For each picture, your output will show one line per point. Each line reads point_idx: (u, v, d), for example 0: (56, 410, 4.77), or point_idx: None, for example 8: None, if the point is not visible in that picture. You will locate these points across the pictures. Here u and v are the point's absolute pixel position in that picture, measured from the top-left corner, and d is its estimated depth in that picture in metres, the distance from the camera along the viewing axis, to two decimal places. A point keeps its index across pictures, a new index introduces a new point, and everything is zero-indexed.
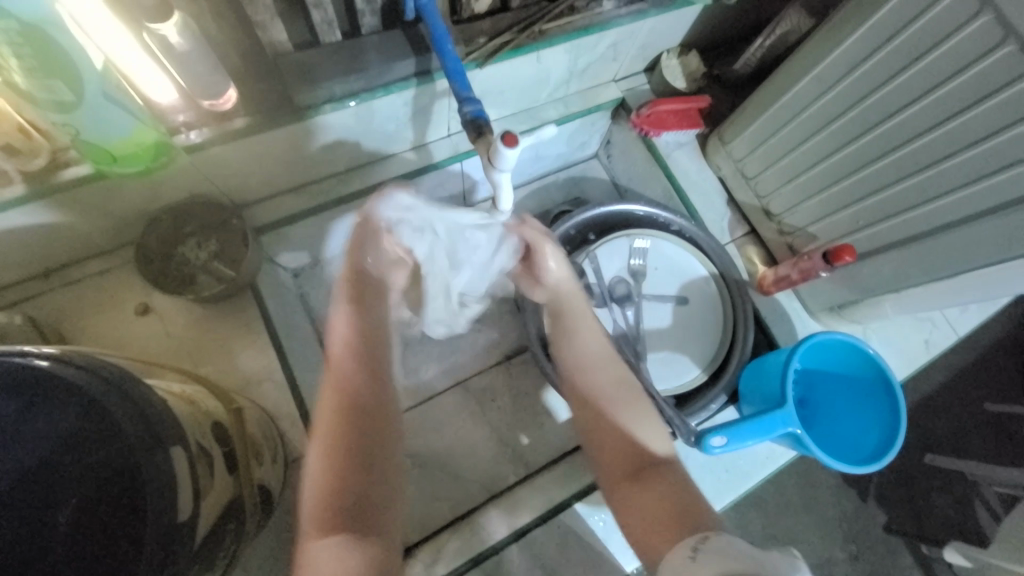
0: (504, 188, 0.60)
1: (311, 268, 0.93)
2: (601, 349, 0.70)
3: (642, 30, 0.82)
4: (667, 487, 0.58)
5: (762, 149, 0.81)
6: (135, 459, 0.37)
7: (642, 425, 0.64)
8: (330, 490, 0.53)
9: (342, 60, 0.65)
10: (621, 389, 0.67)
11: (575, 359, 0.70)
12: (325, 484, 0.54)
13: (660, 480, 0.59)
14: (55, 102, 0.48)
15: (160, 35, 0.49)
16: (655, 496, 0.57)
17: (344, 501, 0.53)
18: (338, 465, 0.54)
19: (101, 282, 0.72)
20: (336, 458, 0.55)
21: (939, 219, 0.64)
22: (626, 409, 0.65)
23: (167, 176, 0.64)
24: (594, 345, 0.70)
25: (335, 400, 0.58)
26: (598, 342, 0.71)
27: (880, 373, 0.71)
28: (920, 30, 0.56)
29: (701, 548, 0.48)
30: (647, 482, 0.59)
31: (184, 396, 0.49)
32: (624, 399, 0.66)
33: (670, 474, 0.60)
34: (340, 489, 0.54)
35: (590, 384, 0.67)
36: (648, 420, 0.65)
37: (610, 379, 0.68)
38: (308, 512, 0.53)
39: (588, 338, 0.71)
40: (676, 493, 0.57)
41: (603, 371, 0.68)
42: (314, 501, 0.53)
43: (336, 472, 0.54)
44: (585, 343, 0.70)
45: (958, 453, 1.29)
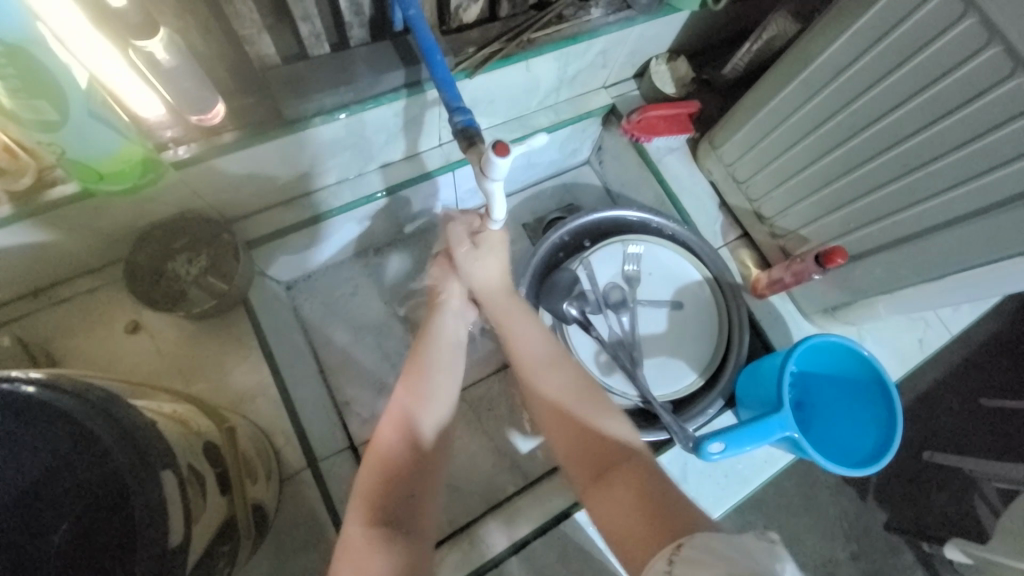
0: (496, 198, 0.59)
1: (304, 280, 0.92)
2: (542, 351, 0.69)
3: (630, 37, 0.82)
4: (636, 484, 0.56)
5: (752, 153, 0.82)
6: (124, 485, 0.37)
7: (600, 424, 0.62)
8: (375, 498, 0.56)
9: (331, 72, 0.64)
10: (578, 391, 0.66)
11: (523, 365, 0.69)
12: (371, 494, 0.57)
13: (626, 476, 0.57)
14: (39, 122, 0.47)
15: (147, 52, 0.49)
16: (619, 498, 0.55)
17: (385, 515, 0.55)
18: (387, 478, 0.58)
19: (90, 301, 0.71)
20: (386, 471, 0.58)
21: (929, 220, 0.64)
22: (582, 410, 0.64)
23: (156, 192, 0.63)
24: (535, 347, 0.70)
25: (396, 416, 0.62)
26: (539, 343, 0.70)
27: (875, 374, 0.71)
28: (906, 33, 0.57)
29: (677, 556, 0.45)
30: (611, 484, 0.57)
31: (174, 416, 0.48)
32: (578, 402, 0.64)
33: (634, 470, 0.57)
34: (383, 501, 0.56)
35: (541, 389, 0.66)
36: (606, 418, 0.63)
37: (562, 381, 0.66)
38: (354, 513, 0.56)
39: (527, 341, 0.70)
40: (643, 489, 0.55)
41: (553, 374, 0.67)
42: (358, 505, 0.56)
43: (383, 486, 0.57)
44: (525, 346, 0.70)
45: (956, 449, 1.29)
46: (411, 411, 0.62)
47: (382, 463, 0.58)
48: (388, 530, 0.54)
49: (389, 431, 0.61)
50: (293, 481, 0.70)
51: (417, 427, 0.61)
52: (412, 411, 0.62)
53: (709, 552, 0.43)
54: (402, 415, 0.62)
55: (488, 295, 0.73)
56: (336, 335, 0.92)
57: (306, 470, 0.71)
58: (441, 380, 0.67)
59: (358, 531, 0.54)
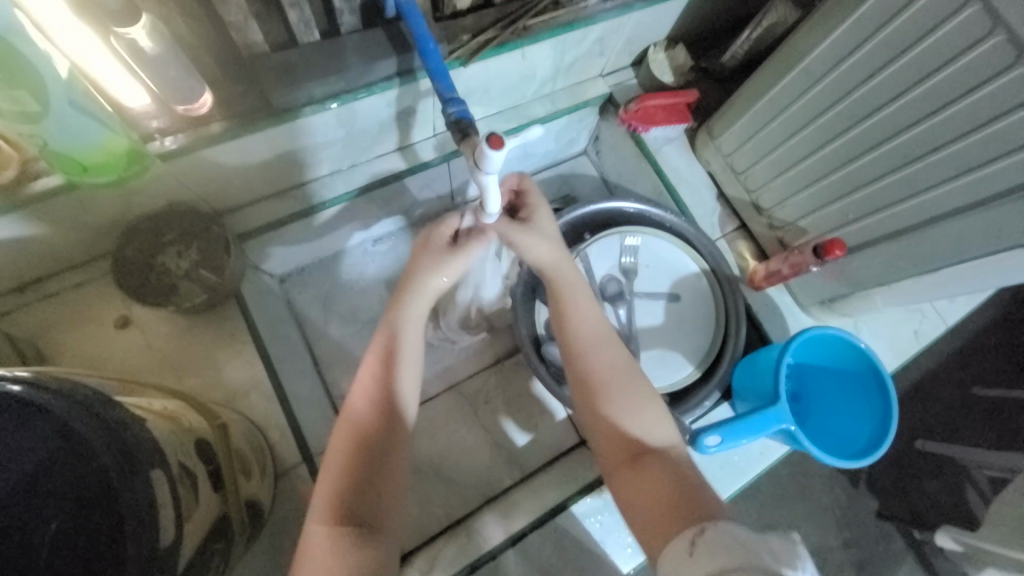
0: (492, 191, 0.58)
1: (298, 273, 0.91)
2: (595, 330, 0.66)
3: (628, 24, 0.81)
4: (666, 475, 0.56)
5: (751, 143, 0.81)
6: (112, 485, 0.36)
7: (637, 410, 0.61)
8: (338, 502, 0.54)
9: (321, 61, 0.62)
10: (626, 369, 0.64)
11: (574, 341, 0.66)
12: (334, 497, 0.55)
13: (661, 465, 0.57)
14: (18, 113, 0.46)
15: (128, 40, 0.47)
16: (652, 484, 0.56)
17: (349, 516, 0.54)
18: (350, 480, 0.55)
19: (78, 295, 0.70)
20: (347, 474, 0.56)
21: (927, 212, 0.64)
22: (624, 395, 0.62)
23: (143, 184, 0.62)
24: (589, 325, 0.67)
25: (367, 388, 0.61)
26: (595, 320, 0.67)
27: (870, 365, 0.71)
28: (907, 21, 0.56)
29: (700, 539, 0.46)
30: (645, 469, 0.57)
31: (165, 414, 0.47)
32: (624, 384, 0.63)
33: (668, 461, 0.58)
34: (346, 503, 0.54)
35: (588, 363, 0.64)
36: (647, 405, 0.62)
37: (612, 362, 0.64)
38: (316, 518, 0.54)
39: (582, 317, 0.67)
40: (675, 481, 0.55)
41: (606, 353, 0.65)
42: (319, 511, 0.54)
43: (346, 487, 0.55)
44: (579, 323, 0.67)
45: (949, 438, 1.30)
46: (370, 413, 0.59)
47: (344, 466, 0.56)
48: (354, 531, 0.53)
49: (361, 400, 0.60)
50: (288, 476, 0.70)
51: (377, 428, 0.59)
52: (372, 413, 0.59)
53: (731, 537, 0.44)
54: (359, 418, 0.59)
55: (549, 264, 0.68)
56: (331, 329, 0.91)
57: (301, 465, 0.71)
58: (407, 379, 0.63)
59: (320, 535, 0.52)
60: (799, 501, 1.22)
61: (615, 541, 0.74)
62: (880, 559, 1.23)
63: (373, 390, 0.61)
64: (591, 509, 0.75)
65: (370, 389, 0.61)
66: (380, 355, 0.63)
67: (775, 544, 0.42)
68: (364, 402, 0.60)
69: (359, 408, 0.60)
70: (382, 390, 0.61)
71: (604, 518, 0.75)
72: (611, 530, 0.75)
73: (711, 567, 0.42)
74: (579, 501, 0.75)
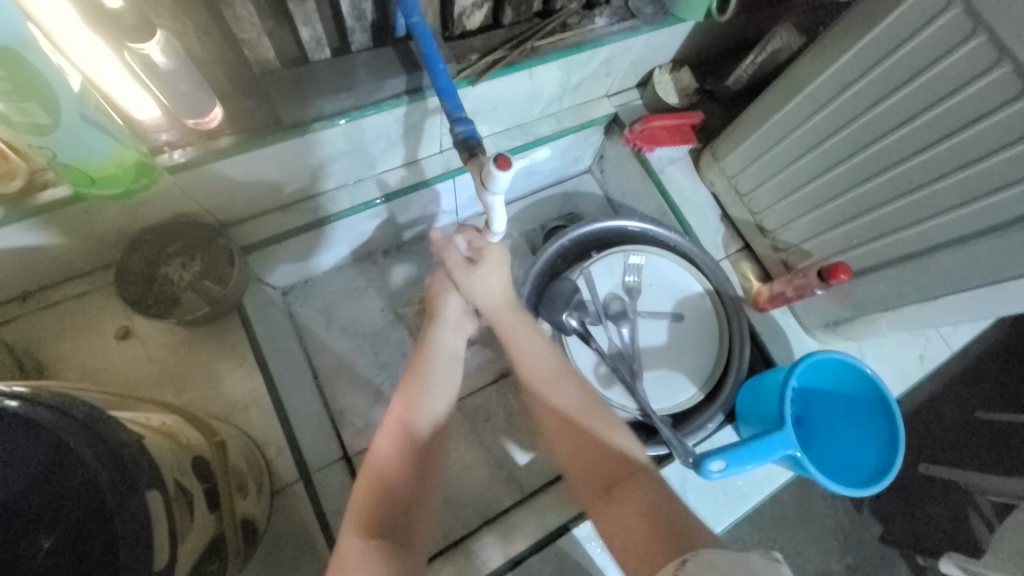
0: (498, 211, 0.58)
1: (302, 286, 0.91)
2: (544, 366, 0.67)
3: (634, 47, 0.82)
4: (641, 504, 0.56)
5: (755, 166, 0.81)
6: (108, 506, 0.35)
7: (603, 440, 0.62)
8: (369, 514, 0.55)
9: (332, 77, 0.63)
10: (587, 404, 0.65)
11: (527, 380, 0.67)
12: (364, 509, 0.56)
13: (635, 494, 0.57)
14: (28, 124, 0.46)
15: (143, 55, 0.48)
16: (625, 515, 0.55)
17: (381, 529, 0.55)
18: (385, 488, 0.57)
19: (80, 305, 0.69)
20: (379, 487, 0.57)
21: (931, 239, 0.64)
22: (586, 428, 0.63)
23: (149, 196, 0.62)
24: (541, 362, 0.67)
25: (409, 394, 0.63)
26: (543, 356, 0.68)
27: (876, 391, 0.70)
28: (912, 51, 0.56)
29: (681, 569, 0.45)
30: (618, 499, 0.57)
31: (162, 429, 0.47)
32: (593, 418, 0.64)
33: (640, 487, 0.57)
34: (379, 515, 0.56)
35: (552, 399, 0.65)
36: (614, 435, 0.63)
37: (574, 398, 0.65)
38: (347, 528, 0.55)
39: (533, 354, 0.68)
40: (654, 506, 0.55)
41: (565, 389, 0.66)
42: (352, 521, 0.55)
43: (377, 502, 0.56)
44: (529, 360, 0.67)
45: (951, 462, 1.29)
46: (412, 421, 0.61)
47: (377, 476, 0.58)
48: (384, 543, 0.54)
49: (401, 408, 0.62)
50: (285, 493, 0.69)
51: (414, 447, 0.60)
52: (409, 430, 0.61)
53: (714, 567, 0.44)
54: (403, 425, 0.61)
55: (489, 305, 0.68)
56: (332, 342, 0.90)
57: (298, 483, 0.70)
58: (438, 393, 0.64)
59: (353, 545, 0.53)
60: (801, 524, 1.20)
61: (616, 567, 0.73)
62: None
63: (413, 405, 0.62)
64: (592, 533, 0.73)
65: (411, 398, 0.63)
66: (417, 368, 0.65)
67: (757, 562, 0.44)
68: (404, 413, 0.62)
69: (398, 423, 0.61)
70: (417, 409, 0.62)
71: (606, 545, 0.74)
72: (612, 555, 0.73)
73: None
74: (579, 524, 0.73)
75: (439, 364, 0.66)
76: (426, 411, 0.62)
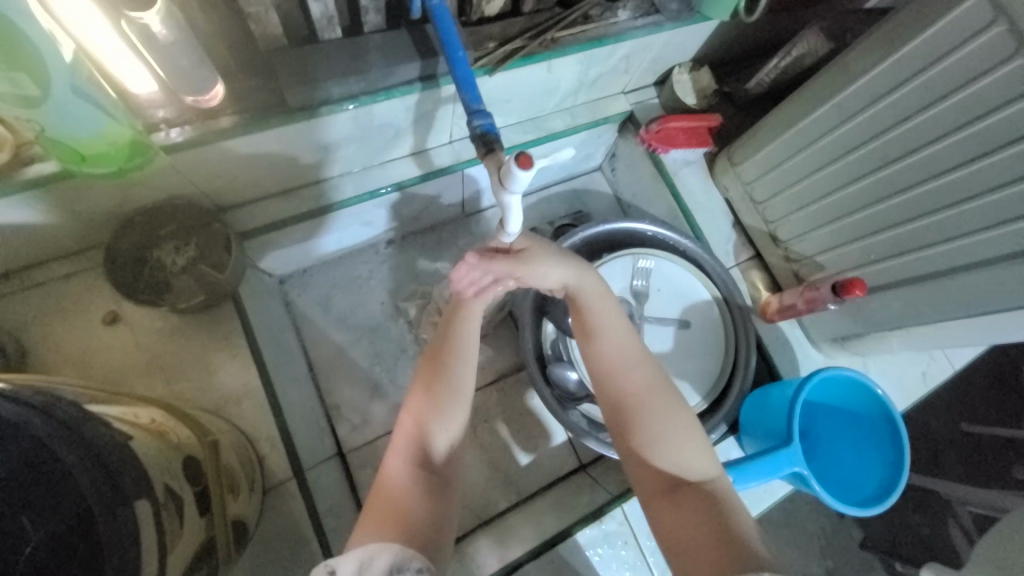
0: (514, 210, 0.55)
1: (299, 274, 0.88)
2: (624, 350, 0.64)
3: (657, 43, 0.79)
4: (705, 510, 0.54)
5: (773, 174, 0.79)
6: (92, 517, 0.33)
7: (673, 437, 0.58)
8: (414, 449, 0.58)
9: (342, 59, 0.59)
10: (659, 396, 0.61)
11: (602, 360, 0.64)
12: (409, 447, 0.58)
13: (697, 499, 0.55)
14: (17, 96, 0.42)
15: (141, 24, 0.44)
16: (686, 518, 0.54)
17: (428, 464, 0.57)
18: (417, 435, 0.58)
19: (65, 287, 0.66)
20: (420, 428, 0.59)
21: (954, 260, 0.62)
22: (663, 421, 0.59)
23: (142, 177, 0.58)
24: (618, 346, 0.64)
25: (429, 374, 0.61)
26: (624, 340, 0.64)
27: (884, 410, 0.70)
28: (950, 66, 0.54)
29: None
30: (682, 500, 0.55)
31: (151, 428, 0.44)
32: (657, 412, 0.59)
33: (702, 495, 0.55)
34: (423, 453, 0.58)
35: (619, 386, 0.62)
36: (686, 437, 0.58)
37: (641, 386, 0.61)
38: (392, 460, 0.57)
39: (610, 337, 0.64)
40: (713, 516, 0.53)
41: (635, 376, 0.62)
42: (397, 454, 0.57)
43: (420, 439, 0.58)
44: (605, 340, 0.64)
45: (934, 472, 1.30)
46: (434, 403, 0.60)
47: (415, 425, 0.59)
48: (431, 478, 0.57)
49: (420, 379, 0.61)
50: (277, 490, 0.66)
51: (432, 425, 0.59)
52: (431, 405, 0.59)
53: None
54: (428, 394, 0.60)
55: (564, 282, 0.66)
56: (328, 333, 0.88)
57: (292, 480, 0.67)
58: (461, 378, 0.62)
59: (398, 476, 0.56)
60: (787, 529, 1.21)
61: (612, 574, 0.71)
62: None
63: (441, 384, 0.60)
64: (595, 541, 0.71)
65: (437, 378, 0.61)
66: (439, 352, 0.63)
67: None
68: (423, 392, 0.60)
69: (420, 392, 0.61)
70: (437, 399, 0.60)
71: (604, 552, 0.72)
72: (609, 562, 0.71)
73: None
74: (583, 530, 0.71)
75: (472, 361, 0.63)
76: (444, 416, 0.60)
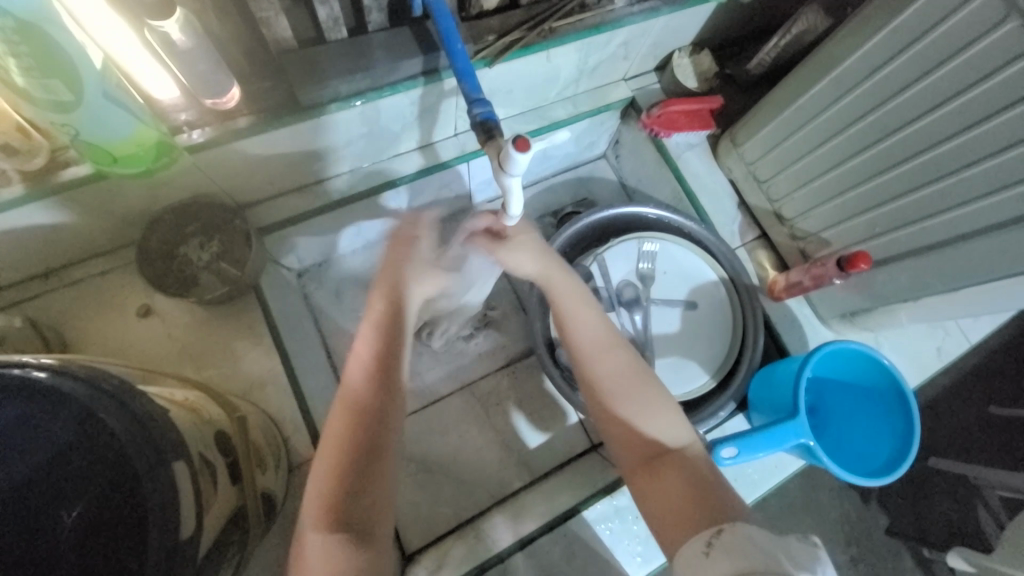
0: (515, 193, 0.58)
1: (316, 268, 0.92)
2: (594, 338, 0.65)
3: (654, 28, 0.80)
4: (685, 480, 0.55)
5: (776, 152, 0.80)
6: (136, 477, 0.36)
7: (645, 418, 0.60)
8: (326, 508, 0.52)
9: (349, 57, 0.62)
10: (630, 378, 0.63)
11: (579, 348, 0.65)
12: (322, 503, 0.52)
13: (677, 469, 0.57)
14: (53, 102, 0.46)
15: (162, 32, 0.47)
16: (669, 489, 0.55)
17: (341, 521, 0.51)
18: (362, 401, 0.56)
19: (101, 282, 0.71)
20: (334, 478, 0.53)
21: (957, 229, 0.62)
22: (633, 399, 0.61)
23: (168, 176, 0.62)
24: (591, 334, 0.65)
25: (375, 332, 0.60)
26: (595, 323, 0.66)
27: (893, 382, 0.70)
28: (944, 35, 0.54)
29: (716, 541, 0.47)
30: (662, 473, 0.57)
31: (186, 404, 0.48)
32: (630, 394, 0.62)
33: (678, 465, 0.57)
34: (337, 508, 0.52)
35: (592, 370, 0.63)
36: (658, 411, 0.61)
37: (616, 369, 0.63)
38: (305, 522, 0.52)
39: (582, 323, 0.66)
40: (690, 485, 0.55)
41: (607, 359, 0.64)
42: (309, 516, 0.52)
43: (331, 491, 0.52)
44: (578, 329, 0.66)
45: (962, 455, 1.26)
46: (372, 367, 0.58)
47: (353, 396, 0.57)
48: (347, 535, 0.51)
49: (367, 341, 0.60)
50: (300, 470, 0.70)
51: (373, 387, 0.57)
52: (379, 366, 0.58)
53: (748, 542, 0.45)
54: (368, 353, 0.59)
55: (538, 273, 0.69)
56: (346, 324, 0.92)
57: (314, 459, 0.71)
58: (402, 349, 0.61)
59: (337, 435, 0.55)
60: (808, 513, 1.20)
61: (625, 550, 0.72)
62: None
63: (356, 419, 0.55)
64: (602, 516, 0.73)
65: (371, 340, 0.60)
66: (382, 315, 0.62)
67: (797, 555, 0.44)
68: (342, 424, 0.55)
69: (349, 412, 0.56)
70: (381, 367, 0.58)
71: (614, 527, 0.73)
72: (622, 537, 0.73)
73: (730, 568, 0.43)
74: (590, 507, 0.74)
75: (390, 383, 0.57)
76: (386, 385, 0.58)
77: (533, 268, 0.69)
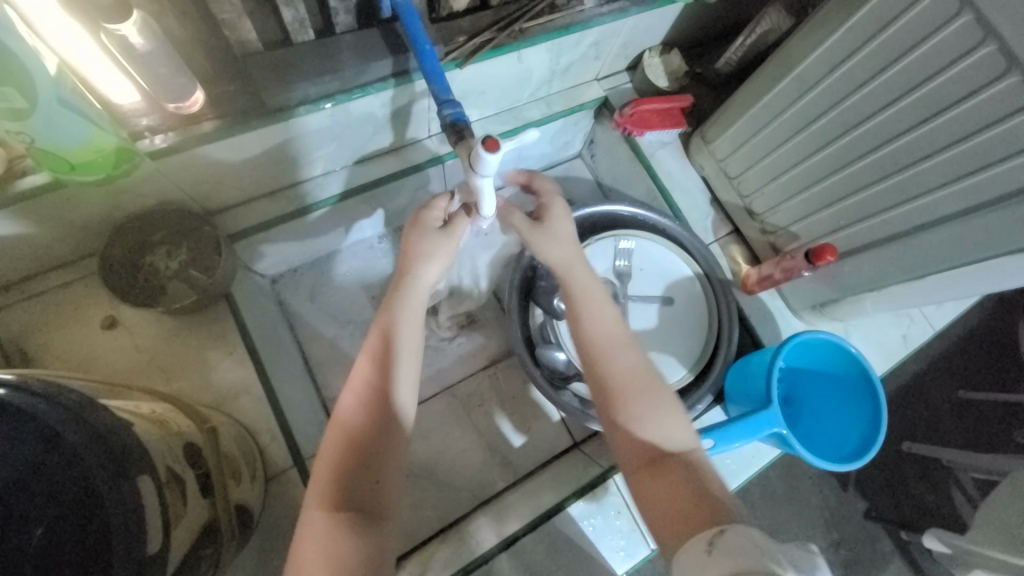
0: (487, 193, 0.58)
1: (290, 274, 0.91)
2: (610, 333, 0.66)
3: (623, 28, 0.80)
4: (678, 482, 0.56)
5: (745, 148, 0.82)
6: (99, 492, 0.35)
7: (651, 422, 0.61)
8: (333, 486, 0.53)
9: (317, 59, 0.62)
10: (643, 376, 0.64)
11: (593, 346, 0.66)
12: (328, 484, 0.53)
13: (679, 470, 0.57)
14: (4, 109, 0.44)
15: (119, 36, 0.46)
16: (658, 494, 0.56)
17: (346, 502, 0.52)
18: (367, 394, 0.58)
19: (64, 295, 0.68)
20: (339, 461, 0.54)
21: (917, 218, 0.65)
22: (645, 402, 0.62)
23: (131, 182, 0.61)
24: (604, 330, 0.67)
25: (384, 326, 0.61)
26: (613, 322, 0.68)
27: (861, 369, 0.72)
28: (900, 30, 0.56)
29: (718, 540, 0.46)
30: (664, 472, 0.57)
31: (152, 417, 0.46)
32: (641, 394, 0.62)
33: (683, 466, 0.57)
34: (342, 488, 0.53)
35: (605, 368, 0.64)
36: (668, 414, 0.61)
37: (629, 367, 0.64)
38: (311, 503, 0.52)
39: (598, 323, 0.67)
40: (687, 487, 0.55)
41: (623, 357, 0.65)
42: (315, 497, 0.52)
43: (335, 480, 0.53)
44: (592, 327, 0.67)
45: (935, 440, 1.30)
46: (378, 361, 0.59)
47: (361, 388, 0.58)
48: (352, 516, 0.51)
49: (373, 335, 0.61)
50: (279, 479, 0.69)
51: (380, 381, 0.58)
52: (385, 361, 0.59)
53: (748, 544, 0.44)
54: (374, 349, 0.60)
55: (563, 262, 0.70)
56: (323, 329, 0.91)
57: (292, 469, 0.70)
58: (411, 346, 0.61)
59: (341, 427, 0.56)
60: (789, 502, 1.22)
61: (609, 543, 0.72)
62: (868, 561, 1.23)
63: (362, 404, 0.57)
64: (587, 512, 0.74)
65: (378, 333, 0.61)
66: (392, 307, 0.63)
67: (795, 556, 0.43)
68: (351, 407, 0.57)
69: (359, 393, 0.58)
70: (386, 360, 0.59)
71: (597, 522, 0.74)
72: (606, 532, 0.73)
73: (727, 567, 0.43)
74: (576, 502, 0.74)
75: (395, 368, 0.59)
76: (395, 378, 0.59)
77: (562, 261, 0.70)
